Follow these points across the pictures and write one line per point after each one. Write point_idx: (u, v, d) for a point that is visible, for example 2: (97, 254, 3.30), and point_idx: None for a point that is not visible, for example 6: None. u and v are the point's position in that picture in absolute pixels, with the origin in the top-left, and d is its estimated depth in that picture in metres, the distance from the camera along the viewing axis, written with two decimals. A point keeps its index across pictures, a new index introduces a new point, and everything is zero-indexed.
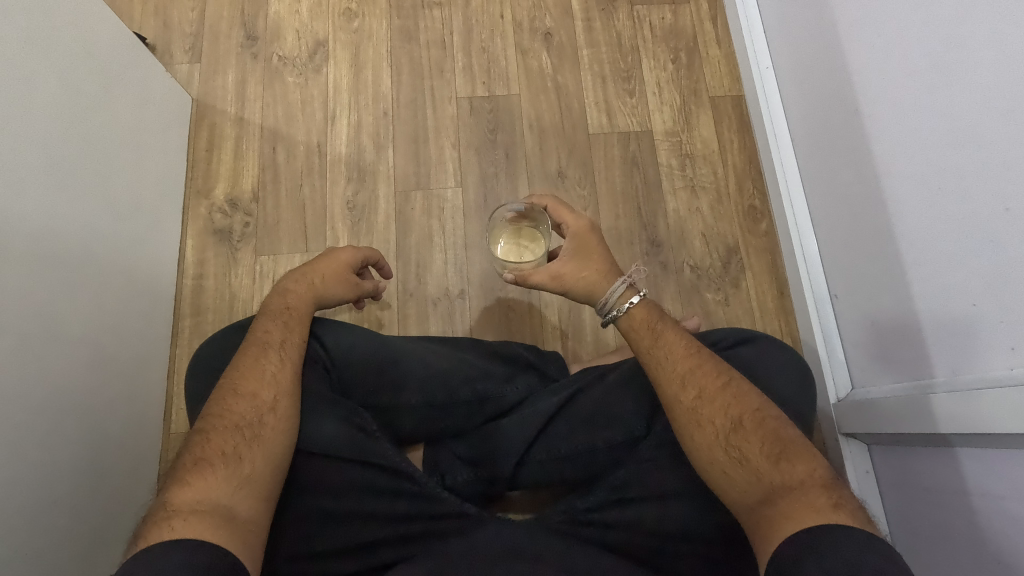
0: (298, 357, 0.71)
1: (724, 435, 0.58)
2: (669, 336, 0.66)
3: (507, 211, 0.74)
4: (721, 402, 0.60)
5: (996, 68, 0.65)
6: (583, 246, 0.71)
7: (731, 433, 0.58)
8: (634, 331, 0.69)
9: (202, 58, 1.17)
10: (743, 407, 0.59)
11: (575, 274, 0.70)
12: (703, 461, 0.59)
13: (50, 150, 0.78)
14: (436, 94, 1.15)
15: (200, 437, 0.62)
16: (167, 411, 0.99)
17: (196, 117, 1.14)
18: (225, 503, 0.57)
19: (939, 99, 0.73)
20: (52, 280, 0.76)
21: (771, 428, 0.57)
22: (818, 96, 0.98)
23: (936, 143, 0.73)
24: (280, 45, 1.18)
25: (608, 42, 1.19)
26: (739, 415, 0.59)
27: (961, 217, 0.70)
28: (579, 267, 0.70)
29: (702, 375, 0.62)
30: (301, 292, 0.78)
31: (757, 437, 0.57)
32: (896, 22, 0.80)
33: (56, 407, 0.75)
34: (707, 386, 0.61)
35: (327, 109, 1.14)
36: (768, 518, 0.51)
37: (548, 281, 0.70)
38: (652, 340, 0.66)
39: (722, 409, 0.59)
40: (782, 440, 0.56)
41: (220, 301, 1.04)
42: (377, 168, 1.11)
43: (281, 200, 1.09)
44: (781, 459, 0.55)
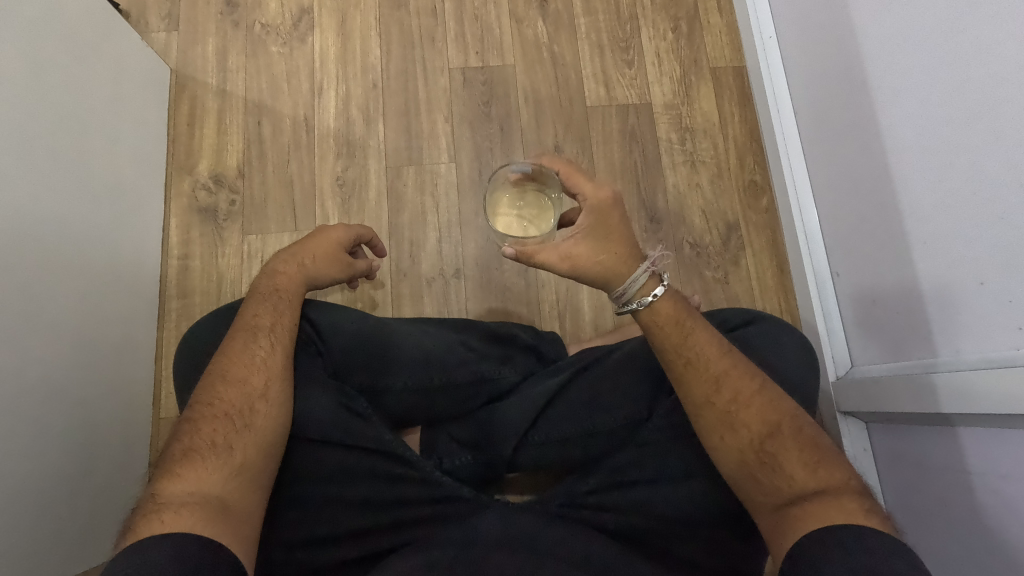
0: (289, 342, 0.68)
1: (760, 441, 0.58)
2: (699, 335, 0.64)
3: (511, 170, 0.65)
4: (759, 405, 0.60)
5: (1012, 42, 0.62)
6: (602, 223, 0.63)
7: (766, 439, 0.58)
8: (657, 323, 0.65)
9: (180, 26, 1.11)
10: (780, 413, 0.59)
11: (589, 257, 0.63)
12: (726, 459, 0.59)
13: (24, 117, 0.75)
14: (427, 65, 1.10)
15: (189, 427, 0.60)
16: (157, 396, 0.96)
17: (176, 89, 1.09)
18: (217, 495, 0.55)
19: (952, 74, 0.70)
20: (27, 261, 0.73)
21: (808, 436, 0.57)
22: (823, 66, 0.95)
23: (947, 119, 0.71)
24: (262, 12, 1.12)
25: (606, 9, 1.14)
26: (776, 422, 0.58)
27: (970, 197, 0.68)
28: (595, 249, 0.63)
29: (736, 378, 0.61)
30: (291, 274, 0.75)
31: (795, 445, 0.57)
32: None
33: (36, 396, 0.72)
34: (743, 388, 0.61)
35: (314, 81, 1.09)
36: (792, 520, 0.52)
37: (557, 262, 0.62)
38: (681, 337, 0.63)
39: (761, 414, 0.59)
40: (818, 449, 0.56)
41: (208, 283, 1.01)
42: (368, 143, 1.07)
43: (267, 177, 1.05)
44: (818, 467, 0.55)
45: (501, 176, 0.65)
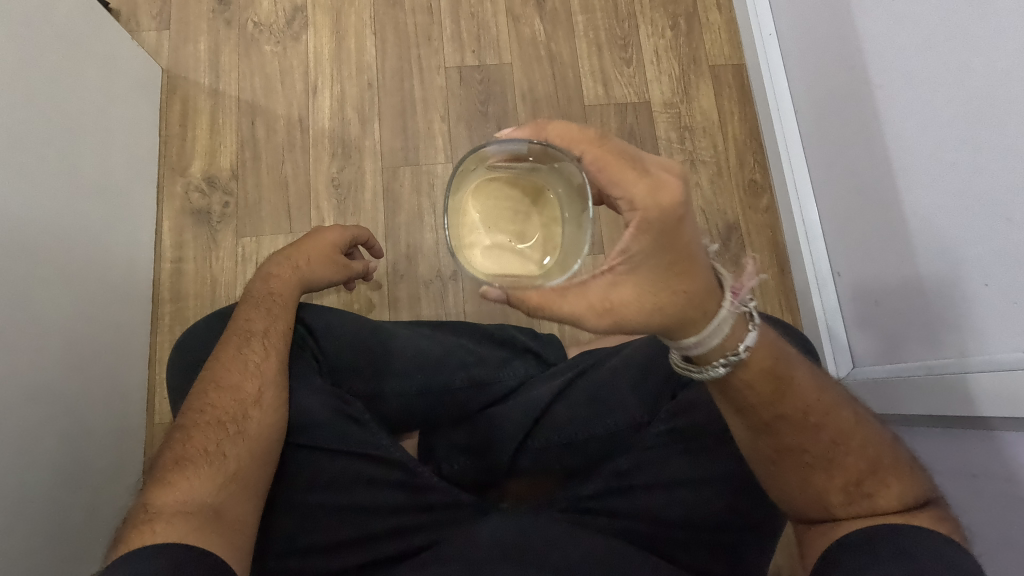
0: (283, 346, 0.67)
1: (857, 481, 0.55)
2: (794, 381, 0.55)
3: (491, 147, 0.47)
4: (858, 443, 0.56)
5: (1015, 38, 0.62)
6: (661, 247, 0.44)
7: (867, 478, 0.55)
8: (753, 380, 0.54)
9: (172, 25, 1.10)
10: (878, 445, 0.57)
11: (636, 302, 0.45)
12: (813, 497, 0.56)
13: (11, 119, 0.73)
14: (423, 64, 1.09)
15: (181, 435, 0.59)
16: (151, 400, 0.95)
17: (168, 89, 1.07)
18: (210, 504, 0.54)
19: (953, 68, 0.69)
20: (18, 265, 0.71)
21: (907, 466, 0.56)
22: (824, 63, 0.93)
23: (949, 114, 0.70)
24: (255, 11, 1.10)
25: (604, 7, 1.13)
26: (876, 457, 0.56)
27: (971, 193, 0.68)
28: (642, 290, 0.45)
29: (835, 416, 0.56)
30: (286, 277, 0.74)
31: (897, 481, 0.55)
32: None
33: (28, 402, 0.71)
34: (843, 428, 0.56)
35: (308, 80, 1.08)
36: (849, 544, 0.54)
37: (588, 311, 0.45)
38: (774, 390, 0.55)
39: (861, 452, 0.56)
40: (917, 480, 0.56)
41: (202, 286, 1.00)
42: (363, 143, 1.05)
43: (261, 178, 1.04)
44: (921, 500, 0.54)
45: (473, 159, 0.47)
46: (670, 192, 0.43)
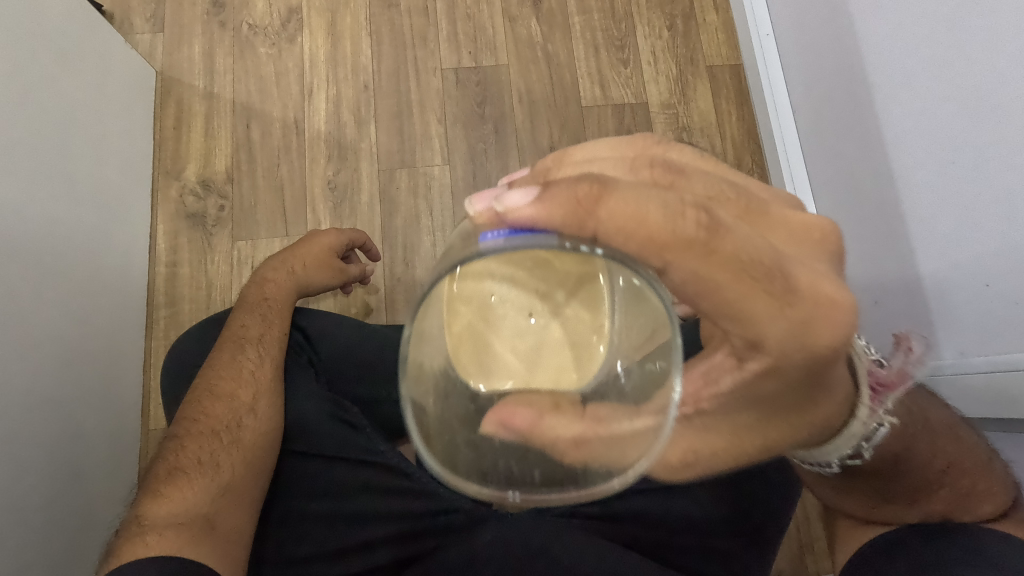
0: (278, 352, 0.66)
1: (943, 509, 0.52)
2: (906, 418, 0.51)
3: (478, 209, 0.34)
4: (954, 476, 0.52)
5: (1012, 41, 0.61)
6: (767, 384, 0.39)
7: (951, 506, 0.52)
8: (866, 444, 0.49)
9: (166, 28, 1.09)
10: (976, 473, 0.53)
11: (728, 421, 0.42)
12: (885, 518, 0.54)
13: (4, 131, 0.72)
14: (419, 65, 1.08)
15: (175, 445, 0.58)
16: (145, 406, 0.94)
17: (162, 92, 1.07)
18: (204, 515, 0.53)
19: (953, 69, 0.69)
20: (10, 272, 0.71)
21: (1000, 497, 0.53)
22: (823, 62, 0.93)
23: (949, 115, 0.70)
24: (249, 12, 1.09)
25: (601, 7, 1.12)
26: (970, 485, 0.53)
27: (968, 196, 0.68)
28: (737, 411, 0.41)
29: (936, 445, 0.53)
30: (281, 281, 0.73)
31: (988, 505, 0.52)
32: None
33: (22, 410, 0.70)
34: (939, 461, 0.53)
35: (304, 82, 1.07)
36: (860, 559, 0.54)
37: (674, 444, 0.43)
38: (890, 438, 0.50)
39: (952, 482, 0.52)
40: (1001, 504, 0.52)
41: (197, 291, 0.99)
42: (359, 145, 1.05)
43: (257, 181, 1.03)
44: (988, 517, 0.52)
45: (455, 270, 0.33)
46: (829, 328, 0.36)
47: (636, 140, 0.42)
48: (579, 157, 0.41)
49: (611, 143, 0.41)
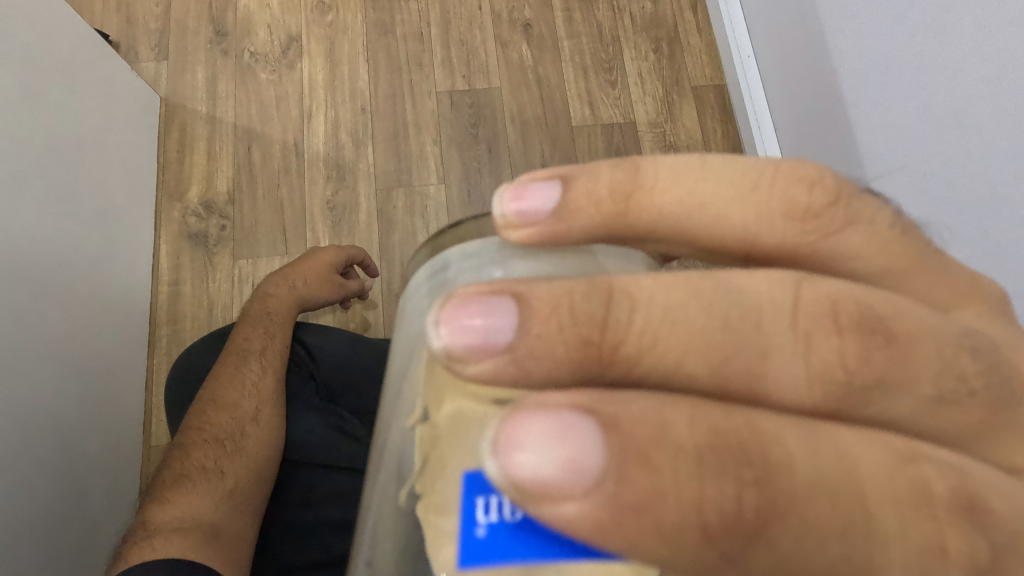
0: (280, 364, 0.68)
1: None
2: None
3: (474, 365, 0.19)
4: None
5: (981, 54, 0.62)
6: None
7: None
8: None
9: (170, 56, 1.13)
10: None
11: None
12: None
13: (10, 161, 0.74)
14: (415, 89, 1.12)
15: (179, 453, 0.60)
16: (147, 423, 0.96)
17: (166, 118, 1.10)
18: (209, 520, 0.55)
19: (924, 80, 0.70)
20: (20, 294, 0.73)
21: None
22: (797, 79, 0.96)
23: (917, 126, 0.71)
24: (251, 41, 1.13)
25: (589, 32, 1.17)
26: None
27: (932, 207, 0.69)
28: None
29: None
30: (283, 296, 0.76)
31: None
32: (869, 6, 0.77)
33: (29, 430, 0.72)
34: None
35: (303, 106, 1.11)
36: None
37: None
38: None
39: None
40: None
41: (199, 308, 1.01)
42: (357, 166, 1.08)
43: (258, 202, 1.06)
44: None
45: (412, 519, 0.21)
46: None
47: (803, 194, 0.24)
48: (669, 201, 0.23)
49: (747, 187, 0.24)
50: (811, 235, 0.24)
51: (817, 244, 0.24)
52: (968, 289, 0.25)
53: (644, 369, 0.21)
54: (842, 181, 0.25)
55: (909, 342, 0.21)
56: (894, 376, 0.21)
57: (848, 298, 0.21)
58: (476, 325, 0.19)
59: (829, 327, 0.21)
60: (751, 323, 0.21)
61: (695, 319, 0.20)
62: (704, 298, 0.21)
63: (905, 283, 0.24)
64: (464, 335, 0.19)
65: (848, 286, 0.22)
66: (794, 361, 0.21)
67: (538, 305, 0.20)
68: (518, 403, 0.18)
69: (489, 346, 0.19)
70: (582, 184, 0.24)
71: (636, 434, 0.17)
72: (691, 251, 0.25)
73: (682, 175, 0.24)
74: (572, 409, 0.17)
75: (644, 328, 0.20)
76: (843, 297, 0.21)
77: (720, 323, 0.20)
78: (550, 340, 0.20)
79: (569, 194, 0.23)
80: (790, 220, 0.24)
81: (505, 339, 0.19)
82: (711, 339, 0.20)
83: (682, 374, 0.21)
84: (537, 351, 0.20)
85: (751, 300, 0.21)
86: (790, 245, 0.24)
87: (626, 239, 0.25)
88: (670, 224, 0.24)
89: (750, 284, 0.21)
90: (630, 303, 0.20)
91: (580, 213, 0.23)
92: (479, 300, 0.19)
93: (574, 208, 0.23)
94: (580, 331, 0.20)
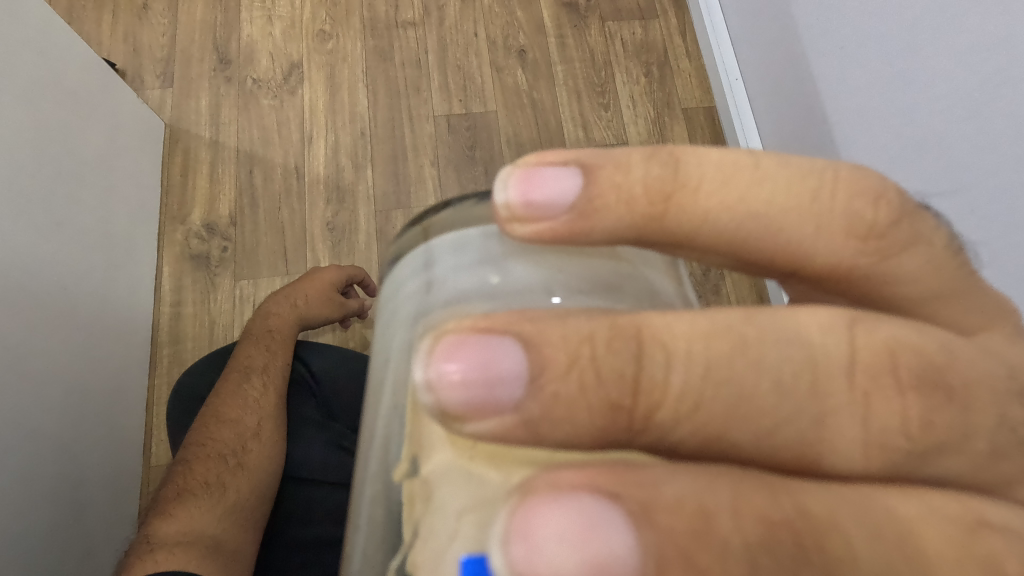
0: (282, 381, 0.69)
1: None
2: None
3: (479, 422, 0.18)
4: None
5: (987, 62, 0.60)
6: None
7: None
8: None
9: (175, 83, 1.16)
10: None
11: None
12: None
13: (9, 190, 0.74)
14: (413, 113, 1.15)
15: (183, 468, 0.61)
16: (148, 442, 0.97)
17: (170, 142, 1.13)
18: (210, 534, 0.55)
19: (928, 93, 0.67)
20: (18, 322, 0.73)
21: None
22: (783, 97, 0.98)
23: (925, 140, 0.68)
24: (254, 68, 1.17)
25: (582, 57, 1.20)
26: None
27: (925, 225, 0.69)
28: None
29: None
30: (285, 315, 0.78)
31: None
32: (849, 29, 0.78)
33: (28, 456, 0.72)
34: None
35: (304, 130, 1.13)
36: None
37: None
38: None
39: None
40: None
41: (200, 328, 1.03)
42: (356, 188, 1.10)
43: (260, 224, 1.08)
44: None
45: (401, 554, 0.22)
46: None
47: (870, 211, 0.22)
48: (714, 206, 0.21)
49: (807, 197, 0.21)
50: (873, 256, 0.22)
51: (876, 265, 0.22)
52: (1004, 314, 0.24)
53: (681, 434, 0.19)
54: (903, 199, 0.23)
55: (965, 394, 0.21)
56: (947, 435, 0.20)
57: (907, 349, 0.20)
58: (473, 379, 0.17)
59: (887, 387, 0.20)
60: (807, 382, 0.19)
61: (741, 379, 0.19)
62: (750, 354, 0.19)
63: (945, 311, 0.23)
64: (456, 388, 0.17)
65: (903, 331, 0.21)
66: (851, 423, 0.20)
67: (552, 354, 0.17)
68: (527, 482, 0.15)
69: (496, 405, 0.17)
70: (610, 176, 0.20)
71: (675, 527, 0.15)
72: (724, 260, 0.23)
73: (731, 179, 0.21)
74: (591, 493, 0.15)
75: (684, 390, 0.18)
76: (902, 349, 0.20)
77: (771, 384, 0.19)
78: (569, 402, 0.18)
79: (593, 188, 0.20)
80: (853, 238, 0.22)
81: (511, 396, 0.17)
82: (755, 397, 0.19)
83: (726, 441, 0.19)
84: (557, 414, 0.18)
85: (805, 351, 0.19)
86: (847, 266, 0.22)
87: (658, 244, 0.22)
88: (715, 230, 0.21)
89: (806, 330, 0.20)
90: (664, 357, 0.18)
91: (609, 212, 0.20)
92: (474, 345, 0.17)
93: (599, 206, 0.20)
94: (608, 394, 0.18)
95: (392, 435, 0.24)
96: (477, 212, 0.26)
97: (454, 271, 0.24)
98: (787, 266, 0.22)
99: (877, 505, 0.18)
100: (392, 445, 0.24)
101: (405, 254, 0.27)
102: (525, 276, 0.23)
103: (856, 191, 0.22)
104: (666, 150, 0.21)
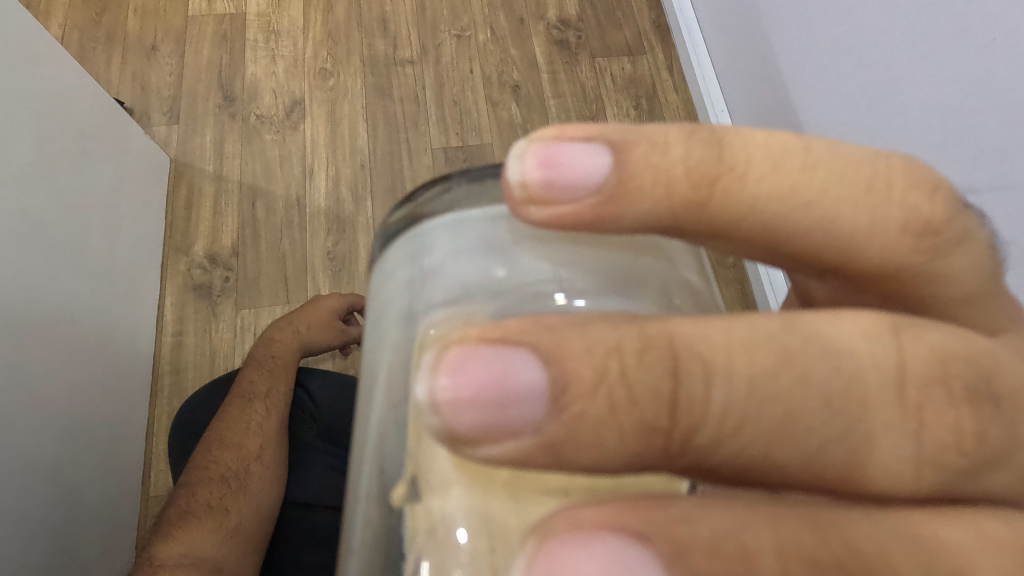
0: (283, 407, 0.70)
1: None
2: None
3: (490, 446, 0.17)
4: None
5: (1006, 58, 0.58)
6: None
7: None
8: None
9: (181, 119, 1.20)
10: None
11: None
12: None
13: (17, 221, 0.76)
14: (411, 146, 1.19)
15: (185, 491, 0.61)
16: (147, 473, 0.97)
17: (175, 176, 1.16)
18: (211, 557, 0.56)
19: (946, 89, 0.65)
20: (19, 355, 0.73)
21: None
22: (762, 122, 1.02)
23: (931, 145, 0.67)
24: (258, 105, 1.21)
25: (573, 92, 1.25)
26: None
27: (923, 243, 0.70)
28: None
29: None
30: (287, 340, 0.80)
31: None
32: (823, 62, 0.83)
33: (27, 489, 0.71)
34: None
35: (306, 164, 1.17)
36: None
37: None
38: None
39: None
40: None
41: (201, 357, 1.04)
42: (357, 219, 1.13)
43: (261, 255, 1.10)
44: None
45: (411, 561, 0.24)
46: None
47: (926, 205, 0.23)
48: (765, 192, 0.22)
49: (861, 188, 0.22)
50: (925, 253, 0.23)
51: (929, 263, 0.24)
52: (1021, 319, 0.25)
53: (720, 456, 0.19)
54: (954, 197, 0.25)
55: (1009, 403, 0.22)
56: (997, 449, 0.21)
57: (958, 359, 0.21)
58: (484, 398, 0.16)
59: (941, 398, 0.20)
60: (856, 399, 0.20)
61: (789, 395, 0.19)
62: (797, 368, 0.19)
63: (983, 311, 0.24)
64: (464, 409, 0.16)
65: (950, 341, 0.21)
66: (902, 442, 0.20)
67: (576, 371, 0.17)
68: (546, 523, 0.15)
69: (511, 432, 0.17)
70: (645, 156, 0.21)
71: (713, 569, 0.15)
72: (766, 256, 0.24)
73: (782, 166, 0.22)
74: (614, 534, 0.15)
75: (726, 408, 0.18)
76: (952, 358, 0.21)
77: (819, 400, 0.19)
78: (598, 422, 0.17)
79: (626, 169, 0.21)
80: (909, 232, 0.23)
81: (530, 415, 0.17)
82: (798, 412, 0.19)
83: (769, 462, 0.19)
84: (583, 437, 0.17)
85: (853, 363, 0.19)
86: (900, 262, 0.23)
87: (696, 233, 0.23)
88: (763, 219, 0.22)
89: (850, 343, 0.20)
90: (704, 374, 0.18)
91: (643, 195, 0.21)
92: (481, 363, 0.16)
93: (631, 188, 0.21)
94: (644, 416, 0.18)
95: (389, 439, 0.26)
96: (475, 193, 0.28)
97: (452, 251, 0.26)
98: (834, 262, 0.23)
99: (922, 534, 0.18)
100: (389, 464, 0.26)
101: (396, 235, 0.28)
102: (532, 266, 0.26)
103: (911, 184, 0.23)
104: (707, 131, 0.22)
